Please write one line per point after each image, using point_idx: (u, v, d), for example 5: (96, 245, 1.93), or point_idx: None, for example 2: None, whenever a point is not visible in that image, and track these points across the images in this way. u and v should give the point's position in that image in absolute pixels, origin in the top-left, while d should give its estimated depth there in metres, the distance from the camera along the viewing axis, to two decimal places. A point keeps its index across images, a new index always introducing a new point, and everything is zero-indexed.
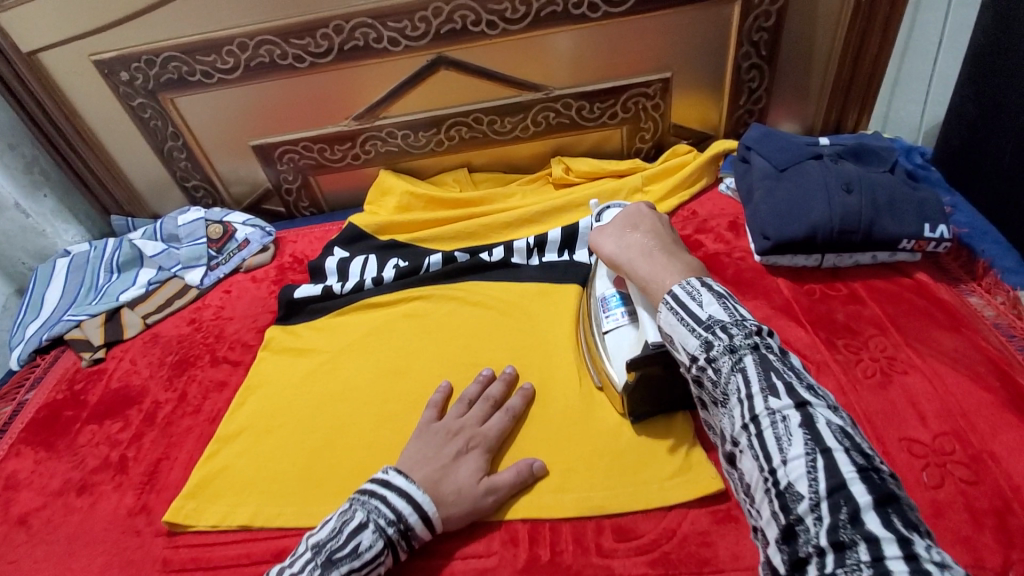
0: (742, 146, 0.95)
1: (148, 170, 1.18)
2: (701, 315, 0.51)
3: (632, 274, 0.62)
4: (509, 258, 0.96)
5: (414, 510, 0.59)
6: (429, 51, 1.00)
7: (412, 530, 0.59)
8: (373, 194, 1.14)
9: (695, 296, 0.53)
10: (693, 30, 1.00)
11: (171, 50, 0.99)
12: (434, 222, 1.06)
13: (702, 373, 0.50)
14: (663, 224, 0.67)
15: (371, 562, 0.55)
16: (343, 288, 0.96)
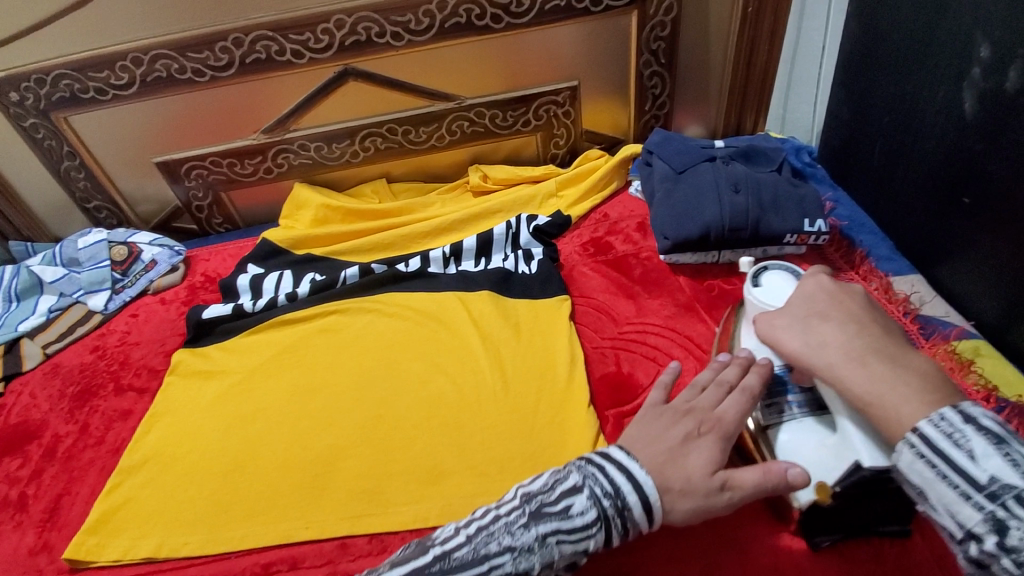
0: (646, 151, 0.99)
1: (46, 192, 1.12)
2: (977, 476, 0.41)
3: (840, 379, 0.51)
4: (426, 267, 0.97)
5: (633, 488, 0.52)
6: (335, 63, 0.99)
7: (630, 517, 0.52)
8: (288, 208, 1.12)
9: (959, 440, 0.42)
10: (595, 39, 1.04)
11: (60, 67, 0.95)
12: (352, 234, 1.06)
13: (992, 559, 0.39)
14: (861, 299, 0.57)
15: (581, 529, 0.51)
16: (255, 305, 0.94)
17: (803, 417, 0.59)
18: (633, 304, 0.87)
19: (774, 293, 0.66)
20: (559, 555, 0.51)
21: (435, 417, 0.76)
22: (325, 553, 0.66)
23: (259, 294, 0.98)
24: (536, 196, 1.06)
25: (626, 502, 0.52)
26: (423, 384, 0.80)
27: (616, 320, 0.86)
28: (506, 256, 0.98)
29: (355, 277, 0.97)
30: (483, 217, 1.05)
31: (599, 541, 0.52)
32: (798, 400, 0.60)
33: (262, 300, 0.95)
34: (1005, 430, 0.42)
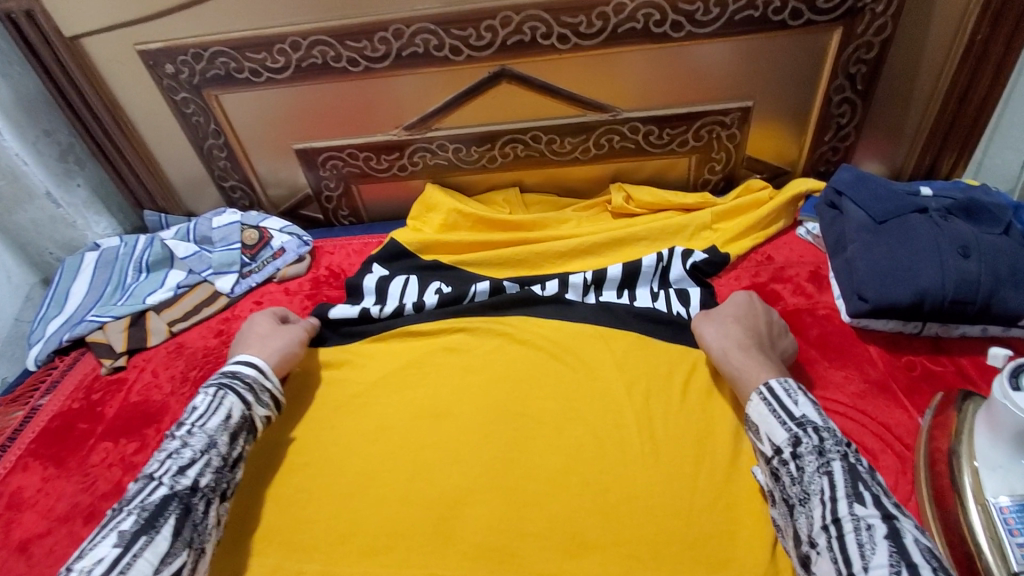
0: (831, 189, 0.86)
1: (186, 166, 1.13)
2: (794, 411, 0.58)
3: (732, 358, 0.68)
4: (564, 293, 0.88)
5: (237, 368, 0.70)
6: (492, 63, 0.92)
7: (245, 378, 0.70)
8: (418, 208, 1.06)
9: (792, 394, 0.60)
10: (780, 58, 0.92)
11: (219, 45, 0.93)
12: (479, 243, 0.98)
13: (782, 465, 0.56)
14: (773, 327, 0.73)
15: (210, 406, 0.65)
16: (381, 310, 0.88)
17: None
18: (809, 372, 0.73)
19: None
20: (219, 437, 0.63)
21: (574, 472, 0.67)
22: None
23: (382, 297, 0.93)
24: (687, 226, 0.93)
25: (236, 372, 0.70)
26: (559, 430, 0.71)
27: None
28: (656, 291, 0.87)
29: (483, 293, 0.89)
30: (624, 243, 0.94)
31: (240, 412, 0.66)
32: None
33: (387, 305, 0.88)
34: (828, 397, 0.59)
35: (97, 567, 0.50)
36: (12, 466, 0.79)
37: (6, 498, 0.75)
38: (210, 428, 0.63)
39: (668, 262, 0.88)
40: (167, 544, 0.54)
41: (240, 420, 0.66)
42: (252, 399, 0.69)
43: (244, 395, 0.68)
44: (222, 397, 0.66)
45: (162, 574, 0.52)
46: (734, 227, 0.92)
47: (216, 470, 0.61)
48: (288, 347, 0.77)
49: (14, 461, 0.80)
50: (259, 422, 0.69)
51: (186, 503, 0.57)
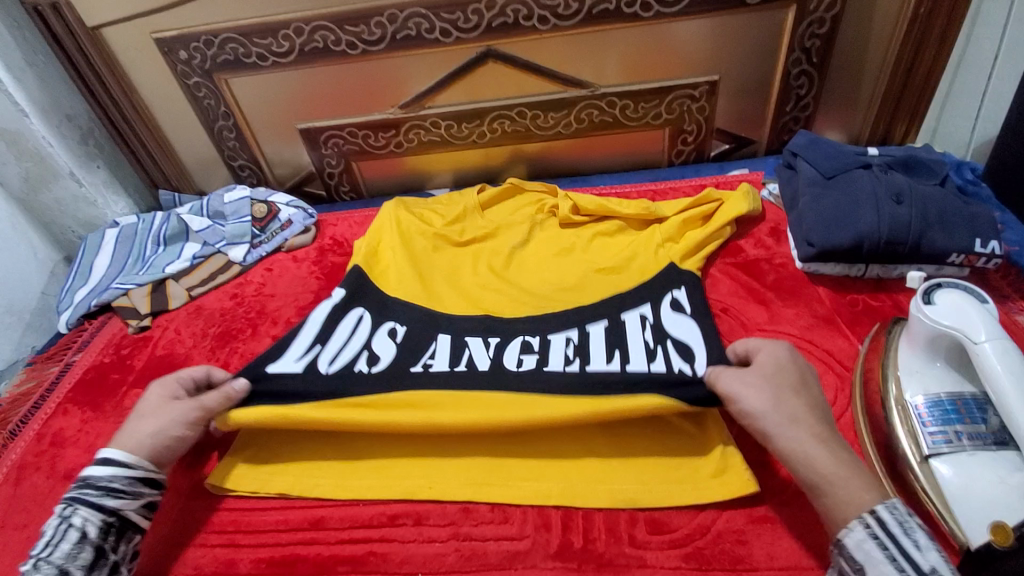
0: (788, 153, 0.95)
1: (198, 147, 1.21)
2: (922, 565, 0.47)
3: (811, 453, 0.54)
4: (542, 367, 0.71)
5: (92, 468, 0.62)
6: (479, 44, 1.01)
7: (98, 481, 0.61)
8: (373, 227, 0.95)
9: (910, 531, 0.48)
10: (743, 36, 1.00)
11: (229, 32, 1.01)
12: (440, 279, 0.88)
13: None
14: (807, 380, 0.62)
15: (59, 530, 0.58)
16: (328, 366, 0.73)
17: (974, 451, 0.58)
18: (765, 310, 0.84)
19: (948, 313, 0.60)
20: (73, 562, 0.57)
21: None
22: (448, 514, 0.68)
23: (324, 337, 0.76)
24: (646, 244, 0.88)
25: (89, 478, 0.61)
26: None
27: (746, 325, 0.82)
28: (652, 351, 0.71)
29: (442, 368, 0.72)
30: (588, 273, 0.86)
31: (97, 521, 0.59)
32: (967, 432, 0.59)
33: (337, 360, 0.74)
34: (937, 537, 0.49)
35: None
36: (53, 411, 0.88)
37: (50, 437, 0.83)
38: (59, 557, 0.56)
39: (641, 283, 0.82)
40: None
41: (99, 531, 0.59)
42: (110, 503, 0.61)
43: (100, 503, 0.60)
44: (70, 517, 0.59)
45: None
46: (692, 239, 0.87)
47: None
48: (167, 430, 0.66)
49: (54, 407, 0.88)
50: (132, 515, 0.62)
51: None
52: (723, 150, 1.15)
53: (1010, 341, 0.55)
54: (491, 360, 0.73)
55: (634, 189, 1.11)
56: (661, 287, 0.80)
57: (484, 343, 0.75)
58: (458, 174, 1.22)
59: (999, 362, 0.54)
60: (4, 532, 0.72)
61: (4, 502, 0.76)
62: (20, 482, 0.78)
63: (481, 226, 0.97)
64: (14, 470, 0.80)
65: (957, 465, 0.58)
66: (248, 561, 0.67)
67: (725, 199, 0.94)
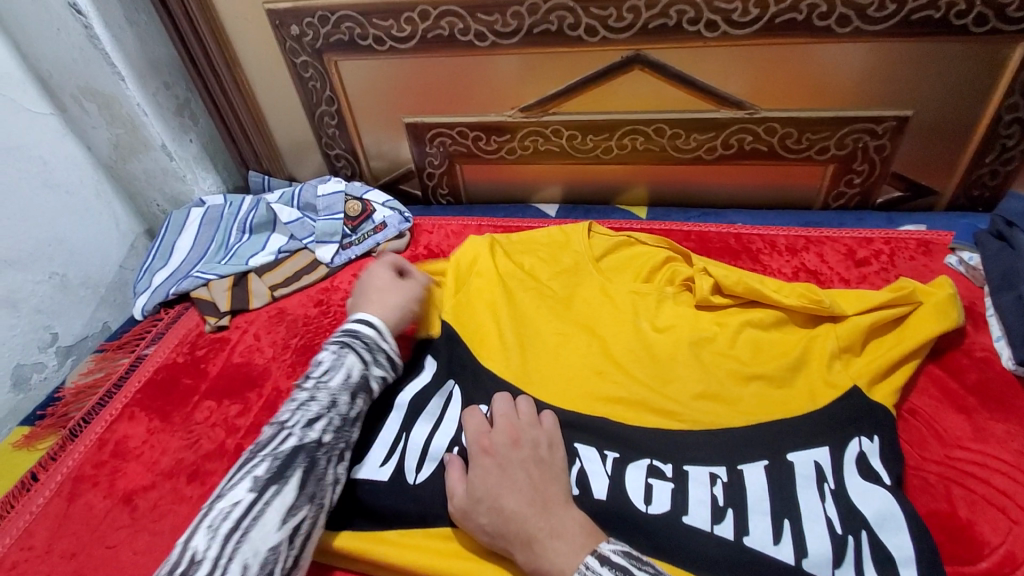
0: (1001, 219, 0.78)
1: (294, 130, 1.12)
2: None
3: (535, 551, 0.52)
4: (679, 516, 0.57)
5: (357, 327, 0.67)
6: (628, 47, 0.86)
7: (367, 338, 0.66)
8: (458, 263, 0.83)
9: None
10: (957, 66, 0.81)
11: (348, 10, 0.91)
12: (537, 338, 0.74)
13: None
14: (531, 456, 0.59)
15: (333, 366, 0.62)
16: (415, 475, 0.65)
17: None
18: (967, 422, 0.67)
19: None
20: (339, 396, 0.60)
21: None
22: None
23: (410, 425, 0.68)
24: (817, 365, 0.68)
25: (357, 332, 0.66)
26: None
27: (942, 438, 0.66)
28: (840, 542, 0.54)
29: None
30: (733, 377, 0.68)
31: (360, 370, 0.63)
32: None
33: (425, 467, 0.65)
34: (629, 557, 0.51)
35: (235, 510, 0.50)
36: (119, 414, 0.80)
37: (112, 445, 0.76)
38: (332, 386, 0.61)
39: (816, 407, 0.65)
40: (293, 496, 0.52)
41: (361, 380, 0.63)
42: (369, 359, 0.64)
43: (365, 356, 0.64)
44: (344, 358, 0.63)
45: (287, 526, 0.51)
46: (878, 362, 0.68)
47: (339, 427, 0.59)
48: (403, 313, 0.73)
49: (120, 410, 0.81)
50: (377, 383, 0.64)
51: (312, 456, 0.55)
52: (893, 198, 0.97)
53: None
54: (611, 482, 0.61)
55: (782, 233, 0.94)
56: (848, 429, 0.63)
57: (600, 458, 0.63)
58: (570, 188, 1.08)
59: None
60: (53, 559, 0.65)
61: (57, 519, 0.69)
62: (76, 498, 0.71)
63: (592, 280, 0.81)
64: (71, 481, 0.73)
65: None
66: None
67: (923, 302, 0.72)
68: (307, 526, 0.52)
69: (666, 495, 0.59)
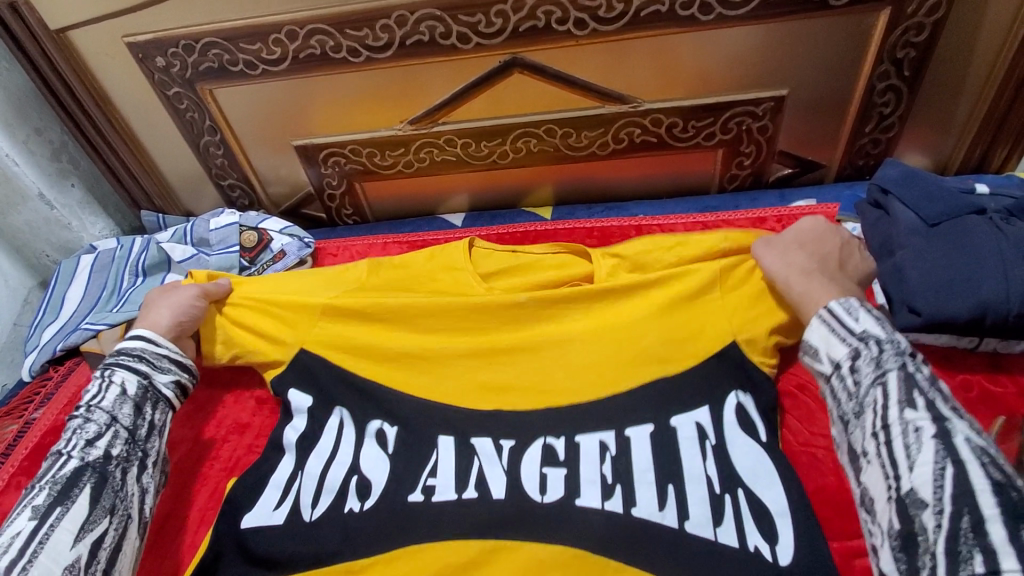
0: (876, 187, 0.78)
1: (183, 164, 1.07)
2: (853, 328, 0.54)
3: (795, 290, 0.63)
4: (572, 499, 0.62)
5: (135, 340, 0.70)
6: (503, 51, 0.86)
7: (140, 350, 0.69)
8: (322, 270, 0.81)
9: (851, 312, 0.55)
10: (821, 42, 0.83)
11: (212, 36, 0.87)
12: (390, 350, 0.74)
13: (840, 381, 0.54)
14: (846, 244, 0.68)
15: (106, 384, 0.65)
16: (314, 511, 0.65)
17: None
18: None
19: None
20: (118, 412, 0.64)
21: None
22: None
23: (304, 462, 0.70)
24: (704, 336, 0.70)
25: (124, 349, 0.69)
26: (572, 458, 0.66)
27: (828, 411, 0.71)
28: (718, 503, 0.61)
29: (447, 494, 0.64)
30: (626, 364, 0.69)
31: (136, 382, 0.67)
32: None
33: (321, 501, 0.66)
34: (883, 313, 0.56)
35: (16, 541, 0.53)
36: (5, 483, 0.77)
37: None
38: (108, 404, 0.64)
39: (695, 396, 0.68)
40: (86, 513, 0.56)
41: (138, 392, 0.67)
42: (150, 369, 0.69)
43: (137, 368, 0.68)
44: (111, 376, 0.66)
45: (84, 541, 0.55)
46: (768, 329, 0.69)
47: (127, 441, 0.63)
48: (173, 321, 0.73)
49: (6, 479, 0.77)
50: (165, 388, 0.69)
51: (101, 471, 0.60)
52: (785, 175, 0.98)
53: None
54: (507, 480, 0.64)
55: (681, 220, 0.95)
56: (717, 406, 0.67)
57: (495, 449, 0.67)
58: (474, 196, 1.07)
59: None
60: None
61: None
62: None
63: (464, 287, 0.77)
64: None
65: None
66: None
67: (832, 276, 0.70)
68: (111, 537, 0.58)
69: (560, 481, 0.64)
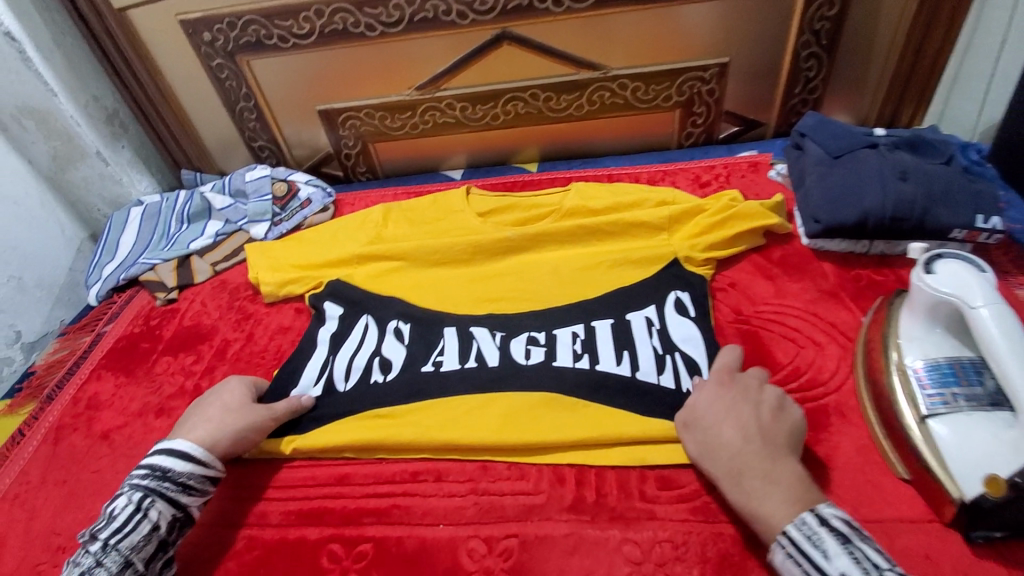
0: (796, 133, 0.97)
1: (219, 128, 1.24)
2: (829, 573, 0.50)
3: (726, 489, 0.60)
4: (550, 362, 0.78)
5: (178, 460, 0.66)
6: (494, 26, 1.04)
7: (176, 475, 0.66)
8: (345, 220, 1.01)
9: (817, 543, 0.51)
10: (754, 16, 1.02)
11: (252, 14, 1.05)
12: (408, 278, 0.92)
13: None
14: (767, 404, 0.64)
15: (128, 519, 0.61)
16: (345, 383, 0.81)
17: (970, 412, 0.59)
18: (772, 285, 0.86)
19: (950, 280, 0.61)
20: (138, 552, 0.61)
21: None
22: (467, 472, 0.73)
23: (336, 347, 0.85)
24: (657, 249, 0.87)
25: (170, 471, 0.66)
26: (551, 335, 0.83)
27: (752, 299, 0.85)
28: (661, 359, 0.77)
29: (453, 365, 0.80)
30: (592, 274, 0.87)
31: (168, 517, 0.64)
32: (964, 394, 0.60)
33: (352, 374, 0.82)
34: (851, 527, 0.52)
35: None
36: (88, 376, 0.95)
37: (86, 400, 0.91)
38: (126, 547, 0.60)
39: (650, 285, 0.84)
40: None
41: (168, 527, 0.64)
42: (183, 500, 0.66)
43: (176, 498, 0.65)
44: (147, 508, 0.63)
45: None
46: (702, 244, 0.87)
47: None
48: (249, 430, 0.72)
49: (89, 372, 0.96)
50: (196, 510, 0.68)
51: None
52: (733, 133, 1.17)
53: (1005, 307, 0.57)
54: (500, 351, 0.80)
55: (644, 170, 1.13)
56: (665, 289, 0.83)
57: (490, 335, 0.83)
58: (472, 155, 1.25)
59: (995, 326, 0.56)
60: (48, 486, 0.81)
61: (47, 459, 0.85)
62: (60, 442, 0.86)
63: (464, 226, 0.97)
64: (54, 429, 0.88)
65: (953, 424, 0.59)
66: (278, 513, 0.73)
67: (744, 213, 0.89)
68: None
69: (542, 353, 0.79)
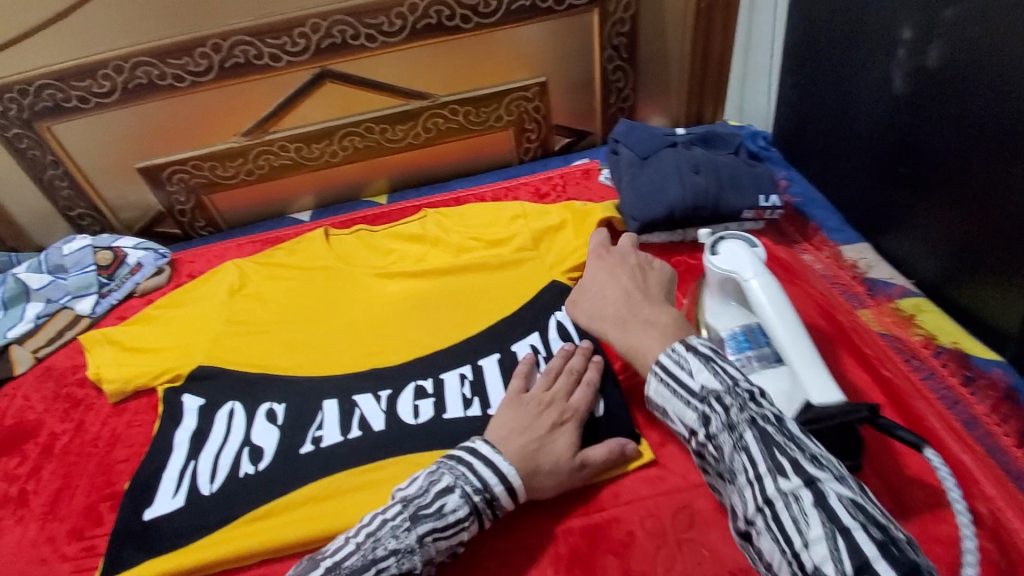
0: (612, 141, 1.05)
1: (29, 201, 1.12)
2: (693, 387, 0.52)
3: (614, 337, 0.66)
4: (440, 415, 0.77)
5: (500, 481, 0.61)
6: (312, 65, 1.03)
7: (496, 504, 0.62)
8: (196, 295, 0.95)
9: (683, 364, 0.54)
10: (559, 37, 1.10)
11: (43, 78, 0.97)
12: (274, 331, 0.90)
13: (703, 448, 0.51)
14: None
15: (455, 526, 0.58)
16: (212, 485, 0.74)
17: (761, 370, 0.66)
18: None
19: (730, 260, 0.70)
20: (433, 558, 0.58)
21: None
22: None
23: (197, 450, 0.78)
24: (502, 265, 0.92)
25: (494, 496, 0.61)
26: (404, 366, 0.83)
27: None
28: None
29: (334, 438, 0.76)
30: (444, 305, 0.90)
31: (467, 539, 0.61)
32: (756, 355, 0.67)
33: (217, 474, 0.75)
34: (713, 350, 0.55)
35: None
36: None
37: None
38: (435, 548, 0.57)
39: (502, 305, 0.88)
40: None
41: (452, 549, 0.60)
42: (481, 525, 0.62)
43: None
44: (463, 528, 0.59)
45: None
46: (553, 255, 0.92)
47: None
48: (547, 456, 0.65)
49: None
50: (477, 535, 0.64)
51: None
52: (566, 144, 1.25)
53: (771, 279, 0.68)
54: (386, 415, 0.78)
55: (489, 188, 1.17)
56: (511, 308, 0.88)
57: (375, 399, 0.79)
58: (320, 195, 1.22)
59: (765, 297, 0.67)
60: None
61: None
62: None
63: (320, 263, 0.98)
64: None
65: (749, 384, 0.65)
66: None
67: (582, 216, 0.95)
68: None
69: (429, 408, 0.78)
